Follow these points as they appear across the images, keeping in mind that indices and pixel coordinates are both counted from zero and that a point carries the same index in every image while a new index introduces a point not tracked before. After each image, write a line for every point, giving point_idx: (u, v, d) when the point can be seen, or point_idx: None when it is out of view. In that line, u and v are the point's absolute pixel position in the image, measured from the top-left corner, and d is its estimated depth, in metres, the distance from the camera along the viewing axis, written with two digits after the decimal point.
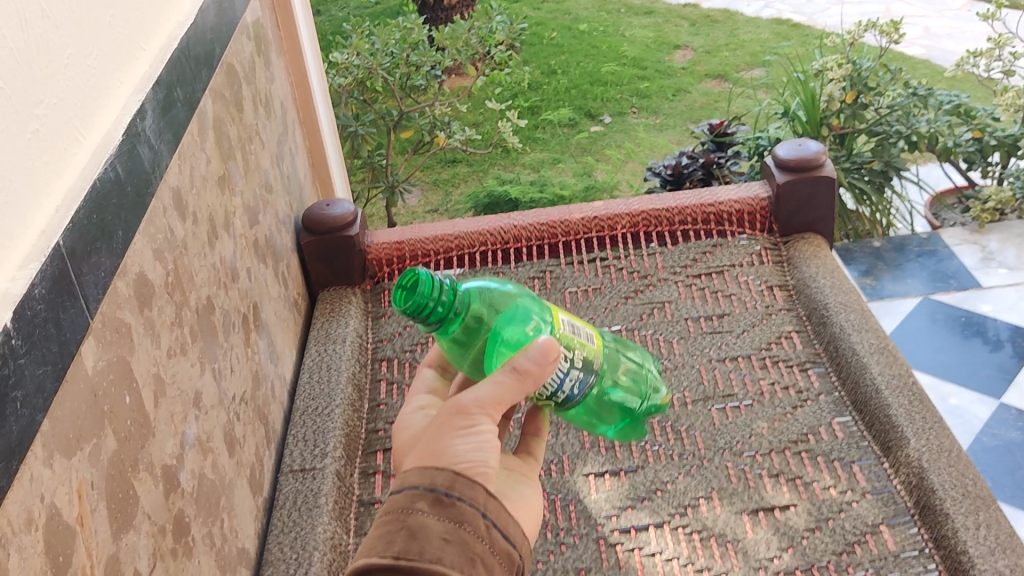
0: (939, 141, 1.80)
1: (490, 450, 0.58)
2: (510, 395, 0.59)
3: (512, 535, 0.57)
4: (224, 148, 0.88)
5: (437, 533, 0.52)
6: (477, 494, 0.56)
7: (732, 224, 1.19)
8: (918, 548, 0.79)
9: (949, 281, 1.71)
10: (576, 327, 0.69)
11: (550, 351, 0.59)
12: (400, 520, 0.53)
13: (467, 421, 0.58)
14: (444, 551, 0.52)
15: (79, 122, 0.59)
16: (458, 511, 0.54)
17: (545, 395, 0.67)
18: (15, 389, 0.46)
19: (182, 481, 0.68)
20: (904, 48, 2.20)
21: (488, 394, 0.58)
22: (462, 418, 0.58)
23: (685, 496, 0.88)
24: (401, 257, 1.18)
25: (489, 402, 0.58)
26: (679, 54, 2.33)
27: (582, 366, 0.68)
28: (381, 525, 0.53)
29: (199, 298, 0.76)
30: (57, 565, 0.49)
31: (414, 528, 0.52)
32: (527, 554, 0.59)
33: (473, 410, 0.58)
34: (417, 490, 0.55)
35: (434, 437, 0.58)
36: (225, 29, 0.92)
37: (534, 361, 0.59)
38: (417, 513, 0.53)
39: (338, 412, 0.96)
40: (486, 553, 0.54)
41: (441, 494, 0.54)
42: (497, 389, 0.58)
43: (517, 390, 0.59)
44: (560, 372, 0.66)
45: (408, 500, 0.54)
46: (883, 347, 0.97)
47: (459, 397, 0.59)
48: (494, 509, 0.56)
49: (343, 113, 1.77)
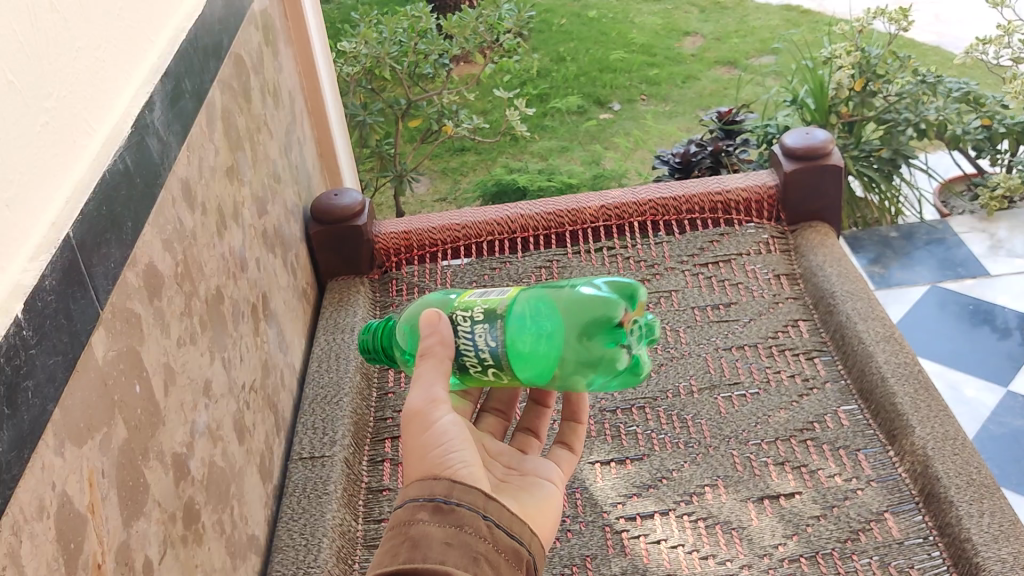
0: (947, 129, 1.78)
1: (465, 444, 0.60)
2: (442, 372, 0.63)
3: (519, 533, 0.57)
4: (232, 139, 0.88)
5: (439, 539, 0.53)
6: (476, 498, 0.56)
7: (740, 212, 1.19)
8: (922, 536, 0.80)
9: (958, 269, 1.70)
10: (492, 292, 0.70)
11: (431, 317, 0.64)
12: (404, 532, 0.54)
13: (423, 423, 0.61)
14: (447, 554, 0.53)
15: (88, 114, 0.60)
16: (457, 516, 0.55)
17: (474, 362, 0.67)
18: (26, 378, 0.47)
19: (192, 469, 0.69)
20: (914, 35, 2.19)
21: (426, 385, 0.62)
22: (420, 421, 0.61)
23: (690, 484, 0.88)
24: (409, 247, 1.19)
25: (433, 391, 0.62)
26: (689, 41, 2.30)
27: (483, 316, 0.67)
28: (387, 540, 0.55)
29: (208, 288, 0.77)
30: (69, 552, 0.49)
31: (416, 537, 0.54)
32: (540, 554, 0.60)
33: (422, 411, 0.61)
34: (418, 502, 0.56)
35: (412, 454, 0.61)
36: (232, 20, 0.93)
37: (430, 336, 0.63)
38: (418, 523, 0.54)
39: (347, 400, 0.96)
40: (491, 552, 0.54)
41: (440, 503, 0.56)
42: (428, 376, 0.62)
43: (442, 365, 0.63)
44: (461, 337, 0.68)
45: (409, 513, 0.55)
46: (889, 335, 0.97)
47: (405, 406, 0.62)
48: (495, 510, 0.57)
49: (352, 102, 1.79)
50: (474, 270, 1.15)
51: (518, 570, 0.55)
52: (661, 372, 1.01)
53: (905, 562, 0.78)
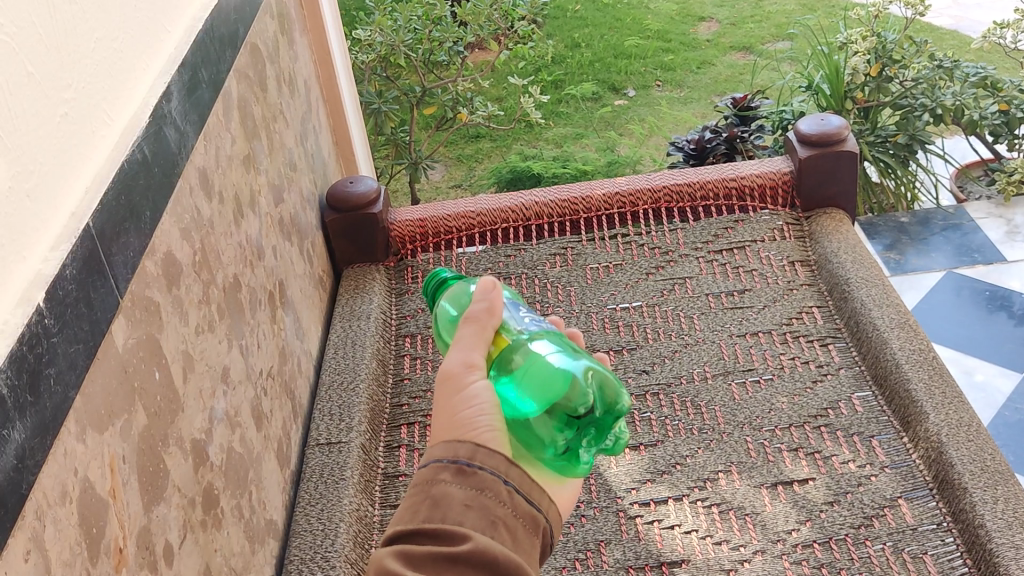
0: (965, 114, 1.78)
1: (493, 410, 0.60)
2: (483, 338, 0.64)
3: (539, 500, 0.58)
4: (249, 128, 0.89)
5: (459, 500, 0.55)
6: (498, 463, 0.57)
7: (754, 199, 1.19)
8: (936, 522, 0.80)
9: (974, 255, 1.70)
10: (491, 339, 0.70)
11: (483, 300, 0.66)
12: (425, 491, 0.56)
13: (455, 383, 0.62)
14: (465, 515, 0.54)
15: (107, 105, 0.61)
16: (478, 479, 0.56)
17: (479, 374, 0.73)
18: (48, 366, 0.47)
19: (211, 455, 0.70)
20: (932, 19, 2.17)
21: (464, 349, 0.64)
22: (452, 383, 0.62)
23: (704, 470, 0.89)
24: (424, 234, 1.20)
25: (467, 355, 0.63)
26: (704, 26, 2.31)
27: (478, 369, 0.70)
28: (409, 497, 0.57)
29: (226, 277, 0.78)
30: (91, 536, 0.50)
31: (437, 496, 0.55)
32: (556, 523, 0.60)
33: (453, 371, 0.63)
34: (441, 462, 0.57)
35: (443, 415, 0.61)
36: (248, 9, 0.93)
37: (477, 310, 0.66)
38: (440, 483, 0.56)
39: (363, 387, 0.97)
40: (509, 516, 0.55)
41: (463, 465, 0.57)
42: (467, 341, 0.64)
43: (485, 333, 0.64)
44: None
45: (433, 472, 0.57)
46: (904, 322, 0.97)
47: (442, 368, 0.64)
48: (516, 476, 0.57)
49: (367, 90, 1.79)
50: (490, 258, 1.16)
51: (535, 535, 0.56)
52: (676, 358, 1.01)
53: (918, 548, 0.78)
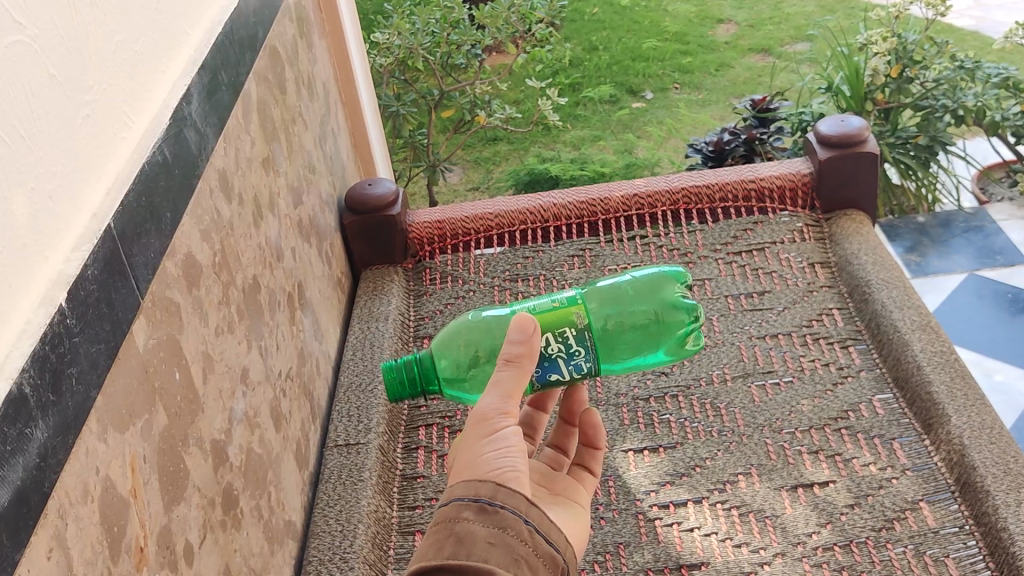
0: (986, 115, 1.74)
1: (518, 451, 0.59)
2: (520, 386, 0.62)
3: (557, 542, 0.56)
4: (268, 129, 0.89)
5: (482, 538, 0.52)
6: (519, 501, 0.55)
7: (773, 200, 1.18)
8: (958, 525, 0.79)
9: (996, 256, 1.71)
10: (557, 338, 0.67)
11: (528, 323, 0.61)
12: (447, 528, 0.53)
13: (492, 425, 0.60)
14: (489, 553, 0.52)
15: (128, 108, 0.61)
16: (501, 518, 0.54)
17: (561, 361, 0.68)
18: (71, 366, 0.48)
19: (230, 456, 0.70)
20: (952, 19, 2.14)
21: (496, 389, 0.61)
22: (485, 425, 0.60)
23: (723, 472, 0.89)
24: (442, 236, 1.20)
25: (501, 404, 0.61)
26: (722, 29, 2.22)
27: (576, 337, 0.68)
28: (429, 535, 0.54)
29: (245, 278, 0.78)
30: (112, 535, 0.51)
31: (461, 534, 0.53)
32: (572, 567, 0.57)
33: (490, 415, 0.61)
34: (462, 501, 0.54)
35: (464, 453, 0.60)
36: (267, 13, 0.93)
37: (520, 342, 0.61)
38: (463, 521, 0.53)
39: (380, 388, 0.97)
40: (531, 555, 0.53)
41: (485, 504, 0.54)
42: (502, 380, 0.61)
43: (522, 378, 0.61)
44: (561, 349, 0.67)
45: (455, 510, 0.54)
46: (926, 324, 0.97)
47: (477, 409, 0.62)
48: (536, 517, 0.55)
49: (385, 93, 1.81)
50: (507, 259, 1.16)
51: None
52: (695, 360, 1.01)
53: (940, 551, 0.78)
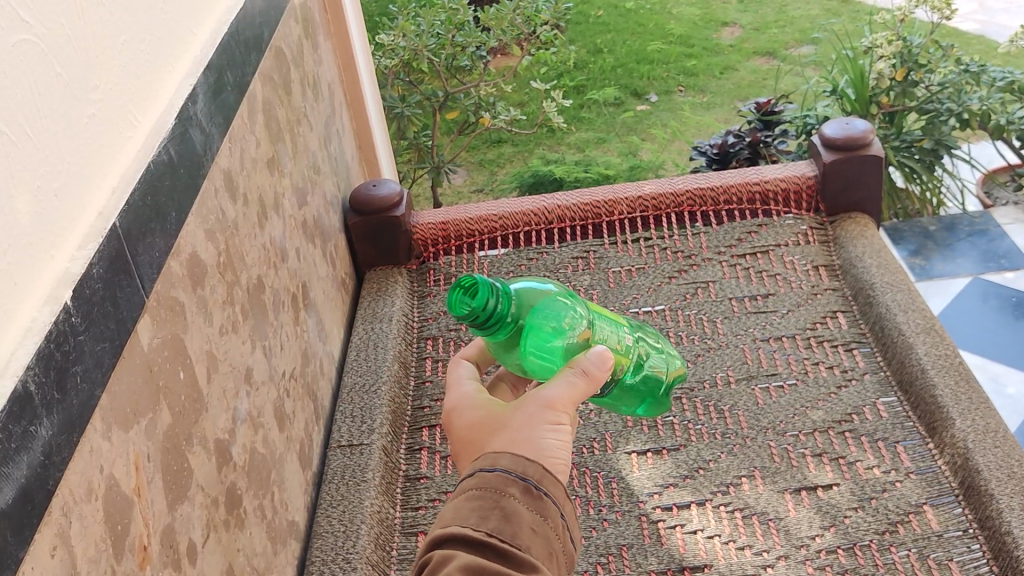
0: (992, 118, 1.74)
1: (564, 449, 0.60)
2: (581, 398, 0.63)
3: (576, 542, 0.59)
4: (274, 129, 0.90)
5: (527, 522, 0.54)
6: (559, 494, 0.58)
7: (778, 203, 1.18)
8: (962, 528, 0.79)
9: (1000, 260, 1.71)
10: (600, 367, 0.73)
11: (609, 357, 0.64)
12: (494, 500, 0.55)
13: (556, 417, 0.61)
14: (532, 540, 0.53)
15: (133, 107, 0.61)
16: (544, 506, 0.56)
17: None
18: (75, 364, 0.48)
19: (234, 455, 0.70)
20: (958, 23, 2.15)
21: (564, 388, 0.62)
22: (548, 413, 0.61)
23: (727, 475, 0.88)
24: (446, 237, 1.20)
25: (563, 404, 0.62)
26: (727, 31, 2.25)
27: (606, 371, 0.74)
28: (471, 500, 0.55)
29: (249, 278, 0.78)
30: (116, 533, 0.51)
31: (507, 510, 0.54)
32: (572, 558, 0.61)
33: (558, 407, 0.61)
34: (510, 475, 0.56)
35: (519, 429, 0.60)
36: (273, 13, 0.94)
37: (596, 365, 0.63)
38: (511, 497, 0.55)
39: (384, 389, 0.97)
40: (560, 551, 0.55)
41: (532, 486, 0.56)
42: (572, 386, 0.62)
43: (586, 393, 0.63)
44: None
45: (502, 483, 0.56)
46: (929, 327, 0.96)
47: (540, 393, 0.62)
48: (569, 516, 0.58)
49: (389, 95, 1.80)
50: (511, 260, 1.16)
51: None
52: (699, 362, 1.01)
53: (944, 554, 0.78)
